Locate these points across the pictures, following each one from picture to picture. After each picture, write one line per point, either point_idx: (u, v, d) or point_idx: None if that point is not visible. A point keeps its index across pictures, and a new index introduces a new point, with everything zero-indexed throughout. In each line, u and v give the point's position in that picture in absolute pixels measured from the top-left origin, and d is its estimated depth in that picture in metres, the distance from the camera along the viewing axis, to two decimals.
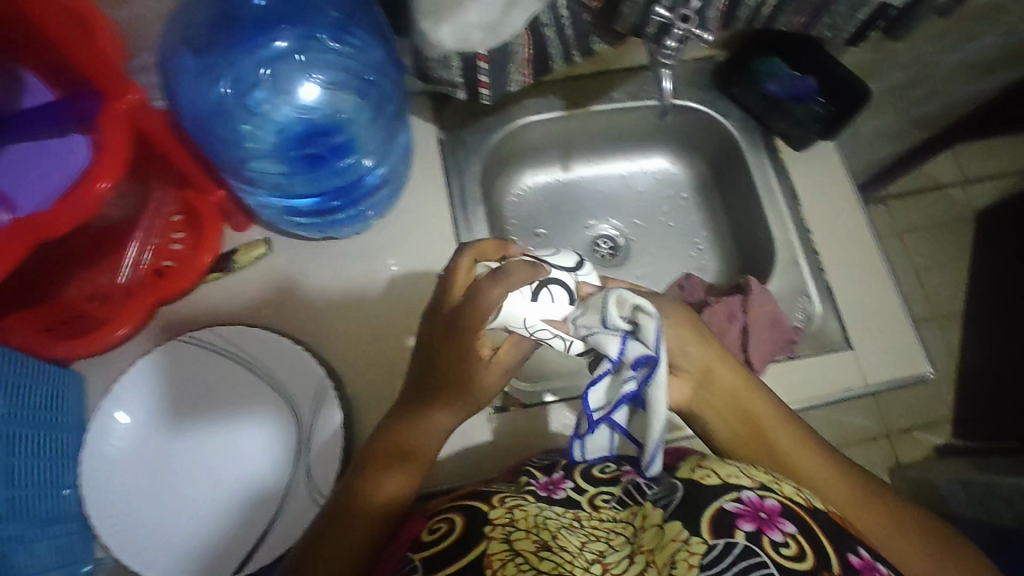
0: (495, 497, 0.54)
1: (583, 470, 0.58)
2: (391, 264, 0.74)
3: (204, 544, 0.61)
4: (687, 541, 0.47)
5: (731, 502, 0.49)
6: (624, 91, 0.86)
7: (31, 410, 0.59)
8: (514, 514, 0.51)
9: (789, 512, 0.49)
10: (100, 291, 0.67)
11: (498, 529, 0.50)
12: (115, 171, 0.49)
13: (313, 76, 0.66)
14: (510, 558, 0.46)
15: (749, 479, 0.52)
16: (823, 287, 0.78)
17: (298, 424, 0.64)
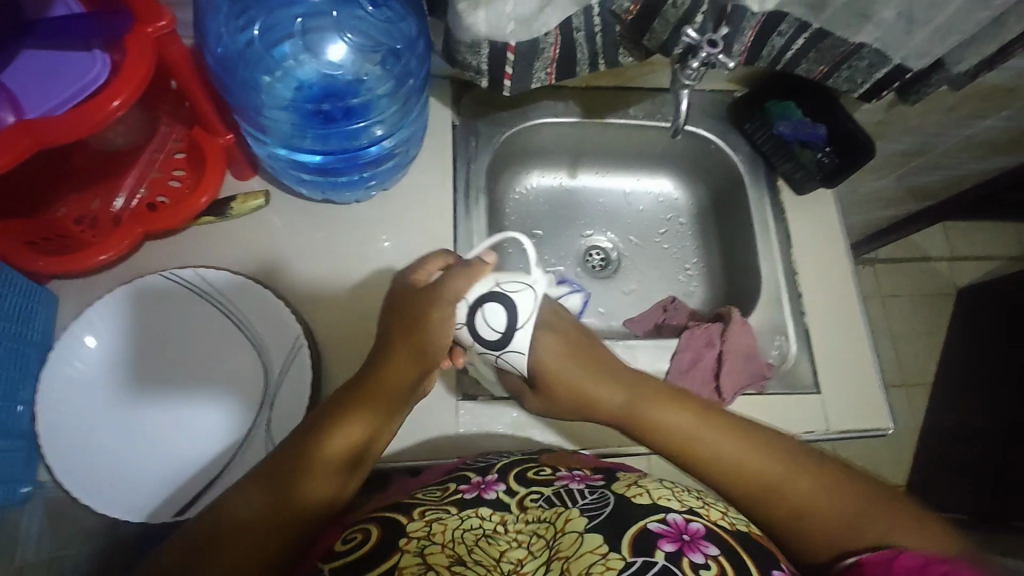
0: (416, 510, 0.54)
1: (518, 474, 0.59)
2: (383, 241, 0.75)
3: (148, 483, 0.59)
4: (605, 556, 0.48)
5: (655, 522, 0.51)
6: (642, 108, 0.87)
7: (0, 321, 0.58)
8: (435, 526, 0.52)
9: (715, 537, 0.51)
10: (90, 213, 0.67)
11: (413, 542, 0.50)
12: (128, 93, 0.48)
13: (340, 39, 0.67)
14: (422, 574, 0.47)
15: (679, 502, 0.54)
16: (801, 330, 0.80)
17: (266, 377, 0.63)
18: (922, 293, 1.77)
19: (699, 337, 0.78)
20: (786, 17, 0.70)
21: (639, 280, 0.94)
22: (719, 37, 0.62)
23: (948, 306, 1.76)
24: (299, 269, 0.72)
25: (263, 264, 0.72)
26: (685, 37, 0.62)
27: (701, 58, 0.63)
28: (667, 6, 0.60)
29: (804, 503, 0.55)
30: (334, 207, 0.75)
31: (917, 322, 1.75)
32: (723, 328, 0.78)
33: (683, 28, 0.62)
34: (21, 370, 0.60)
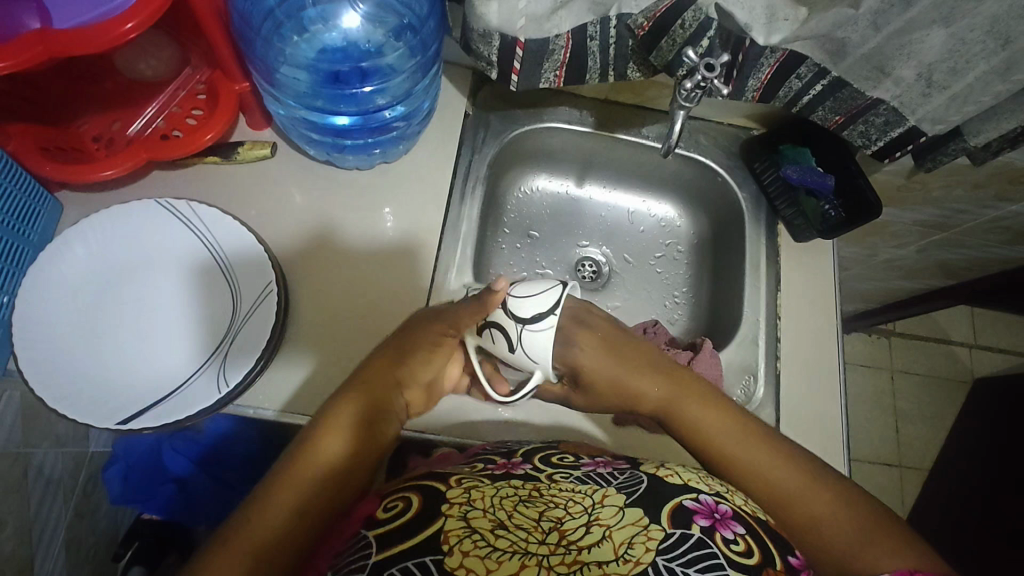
0: (452, 479, 0.54)
1: (542, 457, 0.59)
2: (386, 212, 0.77)
3: (99, 387, 0.61)
4: (645, 527, 0.49)
5: (690, 500, 0.51)
6: (655, 130, 0.88)
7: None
8: (473, 493, 0.52)
9: (740, 517, 0.51)
10: (108, 134, 0.71)
11: (456, 507, 0.50)
12: (143, 18, 0.51)
13: (358, 7, 0.69)
14: (467, 535, 0.47)
15: (708, 486, 0.54)
16: (770, 375, 0.79)
17: (232, 314, 0.65)
18: (935, 375, 1.71)
19: None
20: (806, 60, 0.69)
21: (625, 299, 0.94)
22: (718, 63, 0.63)
23: (959, 394, 1.69)
24: (292, 223, 0.75)
25: (299, 213, 0.76)
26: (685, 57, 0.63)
27: (696, 80, 0.65)
28: (676, 26, 0.63)
29: (807, 507, 0.55)
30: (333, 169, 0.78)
31: (924, 403, 1.69)
32: (692, 356, 0.78)
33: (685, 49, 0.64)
34: (13, 263, 0.65)
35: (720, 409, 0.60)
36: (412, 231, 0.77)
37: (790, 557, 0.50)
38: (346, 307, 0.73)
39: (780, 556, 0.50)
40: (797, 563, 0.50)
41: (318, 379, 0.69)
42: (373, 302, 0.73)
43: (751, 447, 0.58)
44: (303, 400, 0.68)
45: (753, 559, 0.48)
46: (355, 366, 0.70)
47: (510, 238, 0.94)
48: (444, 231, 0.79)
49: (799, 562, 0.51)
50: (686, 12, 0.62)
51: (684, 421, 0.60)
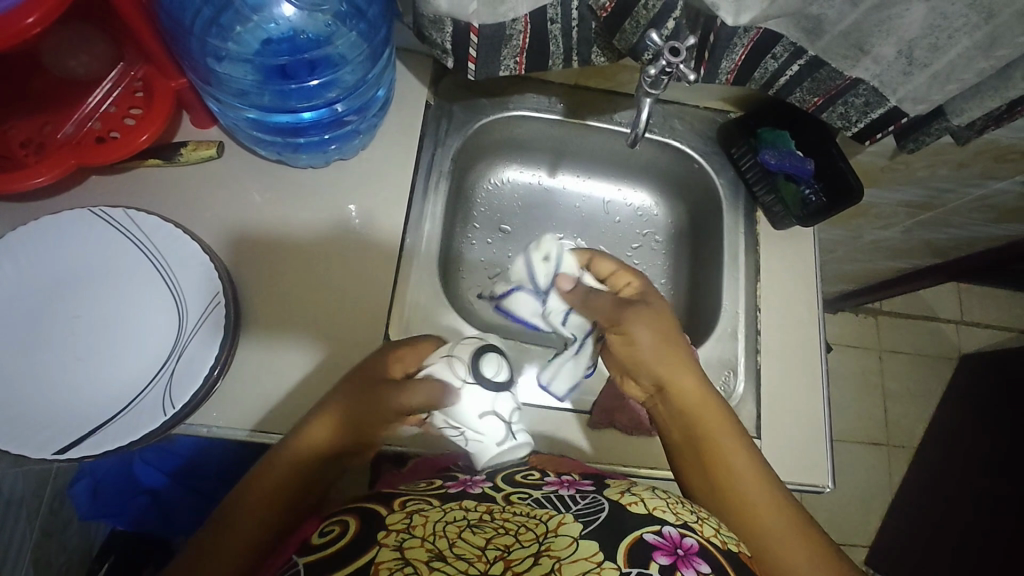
0: (397, 501, 0.52)
1: (505, 476, 0.57)
2: (350, 210, 0.73)
3: (34, 413, 0.57)
4: (598, 564, 0.46)
5: (651, 533, 0.48)
6: (627, 116, 0.84)
7: None
8: (415, 519, 0.49)
9: (707, 554, 0.48)
10: (38, 138, 0.66)
11: (392, 536, 0.47)
12: (47, 10, 0.46)
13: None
14: (399, 568, 0.44)
15: (674, 516, 0.51)
16: (751, 369, 0.76)
17: (179, 328, 0.62)
18: (923, 353, 1.70)
19: None
20: (781, 38, 0.65)
21: None
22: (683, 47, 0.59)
23: (947, 371, 1.68)
24: (245, 225, 0.71)
25: (256, 217, 0.71)
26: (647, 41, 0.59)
27: (662, 66, 0.60)
28: (638, 6, 0.58)
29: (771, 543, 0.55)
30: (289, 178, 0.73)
31: (910, 381, 1.68)
32: None
33: (649, 31, 0.59)
34: None
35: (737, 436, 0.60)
36: (373, 232, 0.73)
37: None
38: (305, 317, 0.69)
39: None
40: None
41: (275, 394, 0.66)
42: (334, 309, 0.69)
43: (749, 476, 0.58)
44: (261, 415, 0.65)
45: None
46: (314, 377, 0.67)
47: (481, 233, 0.90)
48: (407, 229, 0.74)
49: None
50: None
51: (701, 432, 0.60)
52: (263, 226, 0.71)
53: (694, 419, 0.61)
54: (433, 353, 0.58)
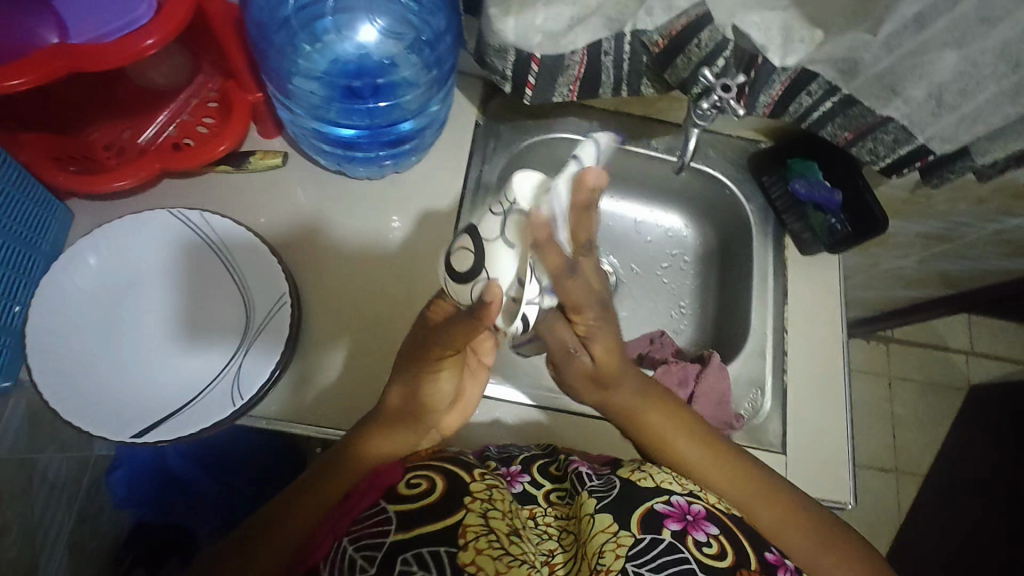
0: (477, 471, 0.61)
1: (541, 466, 0.66)
2: (392, 221, 0.77)
3: (113, 398, 0.60)
4: (616, 534, 0.55)
5: (661, 503, 0.57)
6: (663, 142, 0.89)
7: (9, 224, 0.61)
8: (494, 493, 0.59)
9: (712, 516, 0.58)
10: (119, 142, 0.71)
11: (478, 503, 0.57)
12: (164, 34, 0.51)
13: (377, 20, 0.70)
14: (483, 533, 0.54)
15: (679, 486, 0.60)
16: (778, 388, 0.79)
17: (247, 321, 0.66)
18: (933, 382, 1.72)
19: (674, 373, 0.78)
20: (816, 78, 0.70)
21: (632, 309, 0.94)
22: (735, 83, 0.65)
23: (956, 401, 1.70)
24: (305, 231, 0.75)
25: (320, 224, 0.75)
26: (703, 78, 0.65)
27: (713, 100, 0.66)
28: (692, 45, 0.63)
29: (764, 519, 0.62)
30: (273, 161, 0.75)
31: (920, 410, 1.70)
32: (701, 369, 0.78)
33: (701, 68, 0.65)
34: (23, 274, 0.64)
35: (683, 426, 0.65)
36: (425, 244, 0.77)
37: (765, 553, 0.57)
38: (360, 321, 0.72)
39: (754, 554, 0.57)
40: (772, 557, 0.57)
41: (327, 389, 0.70)
42: (383, 315, 0.73)
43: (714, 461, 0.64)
44: (314, 411, 0.69)
45: (725, 560, 0.55)
46: (367, 378, 0.70)
47: None
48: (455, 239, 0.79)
49: (775, 556, 0.58)
50: (703, 31, 0.62)
51: (647, 431, 0.65)
52: (325, 233, 0.75)
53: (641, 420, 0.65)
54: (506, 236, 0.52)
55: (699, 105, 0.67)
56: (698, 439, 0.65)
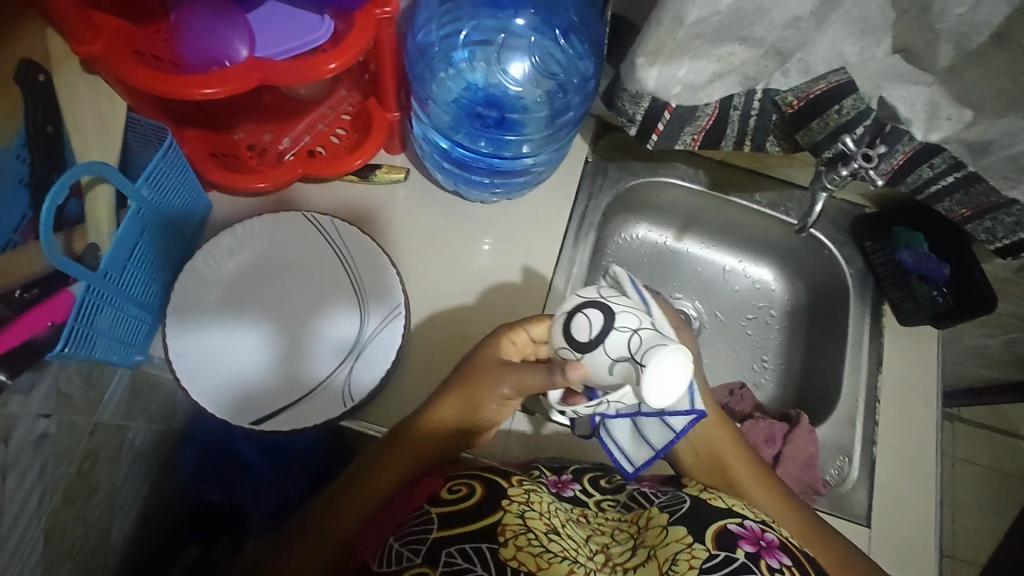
0: (515, 478, 0.62)
1: (591, 479, 0.68)
2: (484, 243, 0.80)
3: (235, 385, 0.66)
4: (690, 546, 0.54)
5: (735, 524, 0.56)
6: (767, 196, 0.90)
7: (167, 212, 0.66)
8: (530, 496, 0.60)
9: (786, 549, 0.55)
10: (260, 144, 0.76)
11: (515, 504, 0.58)
12: (343, 61, 0.55)
13: (532, 57, 0.74)
14: (522, 532, 0.55)
15: (753, 513, 0.59)
16: (866, 459, 0.78)
17: (360, 330, 0.69)
18: (998, 469, 1.64)
19: (760, 430, 0.78)
20: (942, 152, 0.67)
21: (714, 356, 0.94)
22: (875, 153, 0.68)
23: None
24: (419, 246, 0.78)
25: (433, 242, 0.79)
26: (842, 146, 0.68)
27: (852, 168, 0.70)
28: (832, 110, 0.66)
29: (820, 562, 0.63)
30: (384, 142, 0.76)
31: (984, 497, 1.62)
32: (789, 430, 0.78)
33: (841, 135, 0.68)
34: (167, 256, 0.69)
35: (758, 468, 0.69)
36: (530, 271, 0.80)
37: None
38: (461, 341, 0.75)
39: None
40: None
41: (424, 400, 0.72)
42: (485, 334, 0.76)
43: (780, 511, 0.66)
44: None
45: None
46: None
47: None
48: (557, 268, 0.81)
49: None
50: (847, 98, 0.65)
51: (720, 465, 0.68)
52: (438, 250, 0.79)
53: (716, 453, 0.69)
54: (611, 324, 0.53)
55: (836, 171, 0.71)
56: (768, 484, 0.68)
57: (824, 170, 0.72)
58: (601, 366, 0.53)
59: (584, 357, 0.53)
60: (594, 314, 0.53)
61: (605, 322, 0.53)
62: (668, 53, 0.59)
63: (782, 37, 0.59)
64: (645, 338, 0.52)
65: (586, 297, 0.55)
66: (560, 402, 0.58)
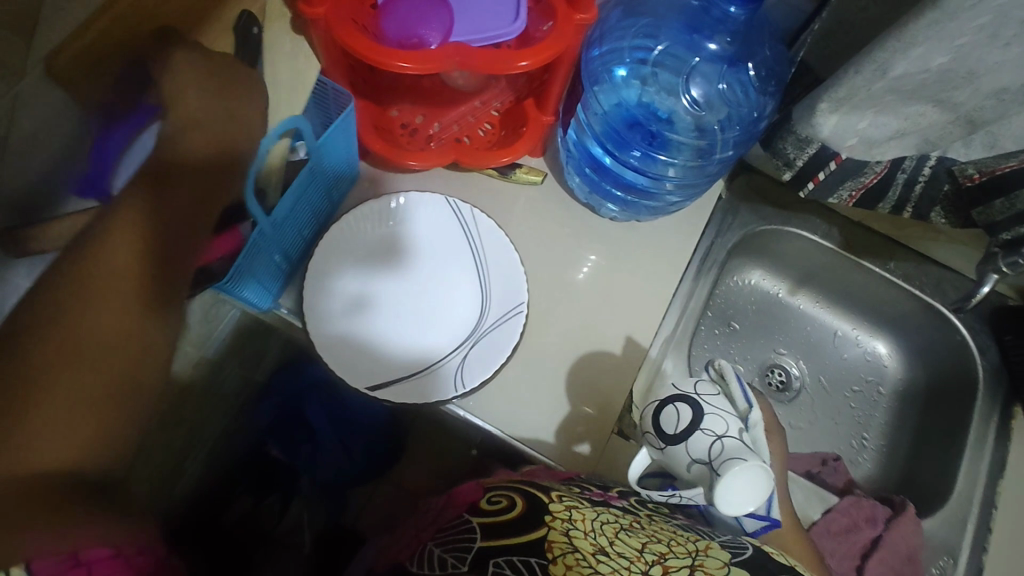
0: (555, 493, 0.60)
1: (638, 500, 0.63)
2: (590, 258, 0.80)
3: (359, 348, 0.67)
4: None
5: None
6: (901, 267, 0.86)
7: (317, 183, 0.66)
8: (574, 514, 0.57)
9: None
10: (414, 124, 0.77)
11: (558, 521, 0.56)
12: (535, 58, 0.58)
13: (714, 85, 0.74)
14: (569, 551, 0.53)
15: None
16: (974, 568, 0.72)
17: (480, 320, 0.70)
18: None
19: (861, 509, 0.73)
20: None
21: (810, 421, 0.90)
22: None
23: None
24: (542, 250, 0.79)
25: (559, 248, 0.79)
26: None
27: None
28: (1021, 192, 0.61)
29: None
30: (229, 90, 0.57)
31: None
32: (892, 515, 0.73)
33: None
34: (310, 219, 0.70)
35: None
36: (646, 296, 0.78)
37: None
38: (567, 353, 0.75)
39: None
40: None
41: (522, 400, 0.72)
42: (592, 350, 0.75)
43: None
44: (507, 417, 0.71)
45: None
46: (563, 406, 0.72)
47: (710, 324, 0.92)
48: (673, 297, 0.80)
49: None
50: None
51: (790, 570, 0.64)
52: (560, 258, 0.79)
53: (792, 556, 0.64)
54: (699, 432, 0.58)
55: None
56: None
57: (998, 251, 0.68)
58: (680, 459, 0.60)
59: (668, 446, 0.60)
60: (690, 406, 0.60)
61: (693, 421, 0.59)
62: (855, 103, 0.58)
63: (981, 106, 0.56)
64: (727, 447, 0.58)
65: (680, 390, 0.62)
66: (636, 480, 0.64)
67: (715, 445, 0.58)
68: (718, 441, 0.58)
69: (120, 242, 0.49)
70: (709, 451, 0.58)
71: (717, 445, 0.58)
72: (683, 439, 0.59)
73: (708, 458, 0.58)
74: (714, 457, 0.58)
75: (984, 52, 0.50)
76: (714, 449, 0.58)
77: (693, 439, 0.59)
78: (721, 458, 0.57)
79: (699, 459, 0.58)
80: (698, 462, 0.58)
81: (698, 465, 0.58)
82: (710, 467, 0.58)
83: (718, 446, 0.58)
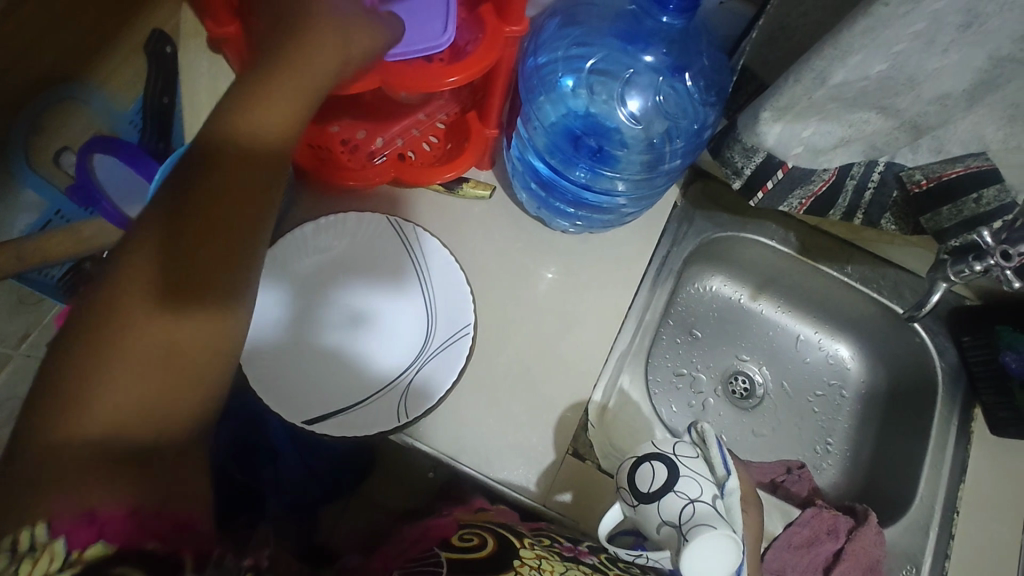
0: (526, 539, 0.60)
1: (609, 556, 0.62)
2: (549, 272, 0.77)
3: (298, 379, 0.63)
4: None
5: None
6: (859, 270, 0.85)
7: None
8: (544, 563, 0.57)
9: None
10: (354, 140, 0.72)
11: (526, 567, 0.55)
12: (465, 74, 0.57)
13: (654, 97, 0.72)
14: None
15: None
16: (936, 573, 0.72)
17: (424, 345, 0.67)
18: None
19: (824, 520, 0.72)
20: None
21: (774, 429, 0.89)
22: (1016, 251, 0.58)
23: None
24: (492, 266, 0.76)
25: (510, 264, 0.77)
26: (977, 237, 0.60)
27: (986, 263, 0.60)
28: (968, 199, 0.60)
29: None
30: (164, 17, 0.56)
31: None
32: (854, 526, 0.72)
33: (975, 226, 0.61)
34: None
35: None
36: (601, 310, 0.76)
37: None
38: (520, 374, 0.72)
39: None
40: None
41: (473, 425, 0.69)
42: (545, 369, 0.73)
43: None
44: (458, 444, 0.68)
45: None
46: (517, 429, 0.70)
47: (672, 332, 0.90)
48: (630, 308, 0.78)
49: None
50: (988, 188, 0.59)
51: None
52: (511, 274, 0.76)
53: None
54: (676, 497, 0.56)
55: (968, 265, 0.61)
56: None
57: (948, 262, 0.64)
58: (650, 518, 0.57)
59: (640, 504, 0.57)
60: (665, 465, 0.57)
61: (668, 480, 0.56)
62: (798, 112, 0.56)
63: (924, 111, 0.55)
64: (699, 512, 0.55)
65: (658, 447, 0.59)
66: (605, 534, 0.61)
67: (695, 507, 0.56)
68: (692, 504, 0.56)
69: (216, 250, 0.40)
70: (682, 513, 0.55)
71: (691, 507, 0.56)
72: (659, 503, 0.56)
73: (679, 523, 0.55)
74: (688, 525, 0.55)
75: (922, 59, 0.49)
76: (690, 514, 0.55)
77: (668, 502, 0.56)
78: (698, 523, 0.55)
79: (670, 523, 0.56)
80: (673, 530, 0.56)
81: (669, 529, 0.56)
82: (681, 530, 0.55)
83: (696, 511, 0.55)
